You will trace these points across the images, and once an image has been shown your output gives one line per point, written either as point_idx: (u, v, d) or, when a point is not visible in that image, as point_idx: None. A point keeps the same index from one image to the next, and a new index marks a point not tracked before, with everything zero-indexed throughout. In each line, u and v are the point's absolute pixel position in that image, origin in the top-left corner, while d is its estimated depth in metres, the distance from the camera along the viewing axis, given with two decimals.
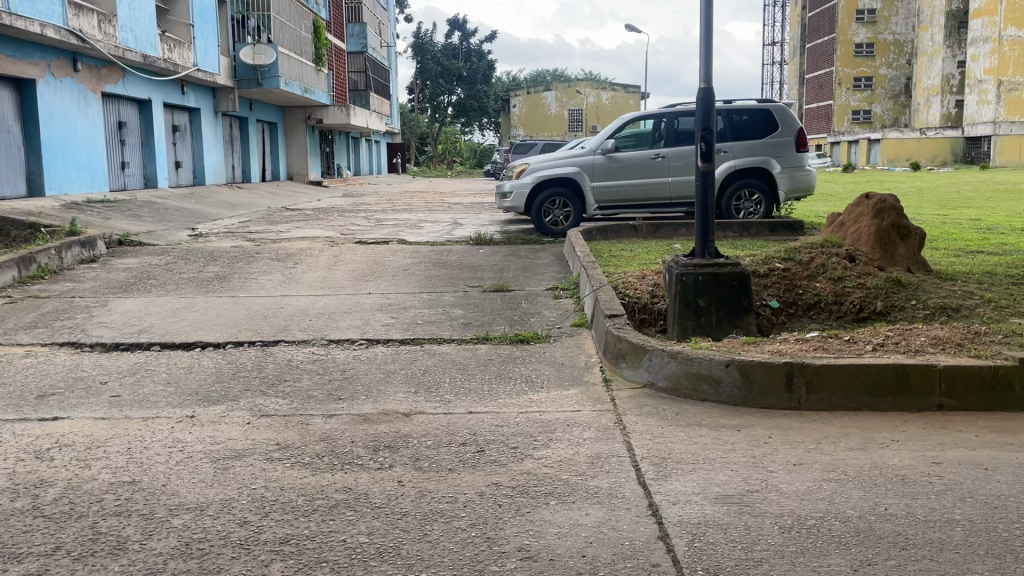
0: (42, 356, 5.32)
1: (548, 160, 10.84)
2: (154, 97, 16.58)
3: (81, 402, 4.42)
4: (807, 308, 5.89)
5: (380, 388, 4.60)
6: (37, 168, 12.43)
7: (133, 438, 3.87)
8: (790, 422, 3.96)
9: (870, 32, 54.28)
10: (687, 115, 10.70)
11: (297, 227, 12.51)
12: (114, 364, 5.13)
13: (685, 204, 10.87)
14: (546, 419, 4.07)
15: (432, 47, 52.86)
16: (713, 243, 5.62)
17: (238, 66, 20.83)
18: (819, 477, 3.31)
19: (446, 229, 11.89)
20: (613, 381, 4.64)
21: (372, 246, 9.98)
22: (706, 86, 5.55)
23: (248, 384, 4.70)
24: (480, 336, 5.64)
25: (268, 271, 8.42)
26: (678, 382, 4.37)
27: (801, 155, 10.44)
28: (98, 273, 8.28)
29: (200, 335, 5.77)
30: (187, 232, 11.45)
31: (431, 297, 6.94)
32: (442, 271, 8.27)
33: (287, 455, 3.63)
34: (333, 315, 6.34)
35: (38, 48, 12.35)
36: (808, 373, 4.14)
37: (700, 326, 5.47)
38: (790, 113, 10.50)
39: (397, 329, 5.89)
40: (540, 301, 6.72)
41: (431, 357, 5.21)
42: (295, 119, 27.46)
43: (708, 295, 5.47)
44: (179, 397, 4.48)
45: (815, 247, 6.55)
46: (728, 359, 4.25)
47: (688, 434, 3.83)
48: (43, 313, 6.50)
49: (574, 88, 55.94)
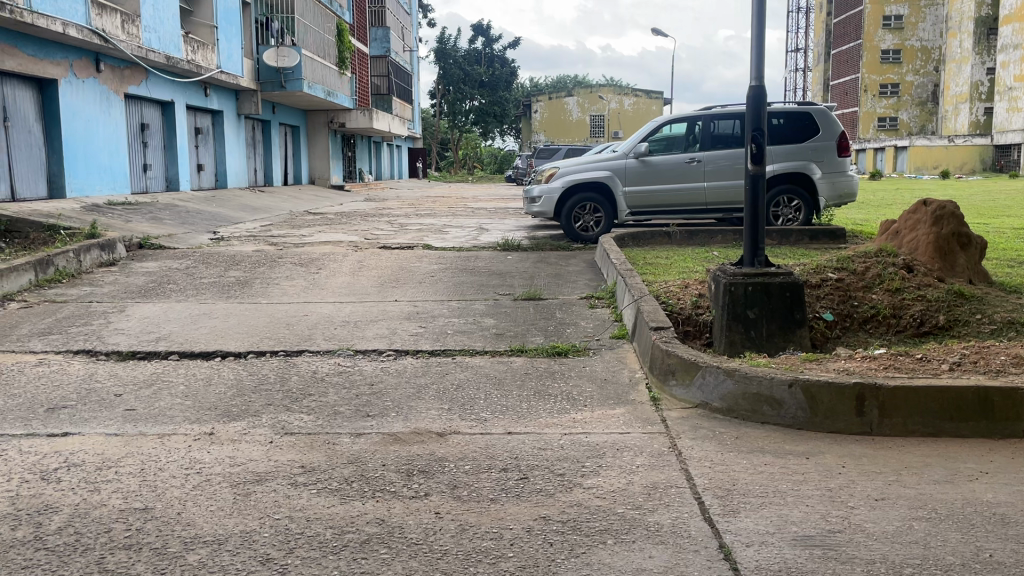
0: (55, 365, 5.05)
1: (578, 163, 10.54)
2: (177, 98, 16.42)
3: (93, 416, 4.13)
4: (863, 321, 5.55)
5: (411, 404, 4.28)
6: (58, 169, 12.25)
7: (147, 457, 3.58)
8: (863, 451, 3.61)
9: (896, 39, 53.56)
10: (724, 117, 10.31)
11: (320, 231, 12.28)
12: (130, 374, 4.86)
13: (720, 210, 10.51)
14: (592, 442, 3.73)
15: (454, 52, 52.79)
16: (763, 251, 5.27)
17: (261, 69, 20.67)
18: (907, 516, 2.97)
19: (471, 235, 11.60)
20: (661, 400, 4.29)
21: (396, 252, 9.70)
22: (757, 84, 5.20)
23: (271, 398, 4.40)
24: (515, 348, 5.32)
25: (290, 276, 8.15)
26: (735, 403, 4.04)
27: (843, 161, 10.06)
28: (116, 277, 8.03)
29: (220, 344, 5.50)
30: (209, 235, 11.22)
31: (460, 305, 6.63)
32: (470, 278, 7.97)
33: (313, 479, 3.32)
34: (358, 324, 6.04)
35: (60, 48, 12.18)
36: (880, 396, 3.80)
37: (750, 340, 5.11)
38: (831, 116, 10.10)
39: (426, 339, 5.58)
40: (574, 310, 6.38)
41: (463, 370, 4.88)
42: (317, 123, 27.33)
43: (758, 307, 5.12)
44: (197, 412, 4.18)
45: (870, 254, 6.17)
46: (792, 380, 3.92)
47: (751, 463, 3.48)
48: (59, 318, 6.25)
49: (596, 93, 55.21)
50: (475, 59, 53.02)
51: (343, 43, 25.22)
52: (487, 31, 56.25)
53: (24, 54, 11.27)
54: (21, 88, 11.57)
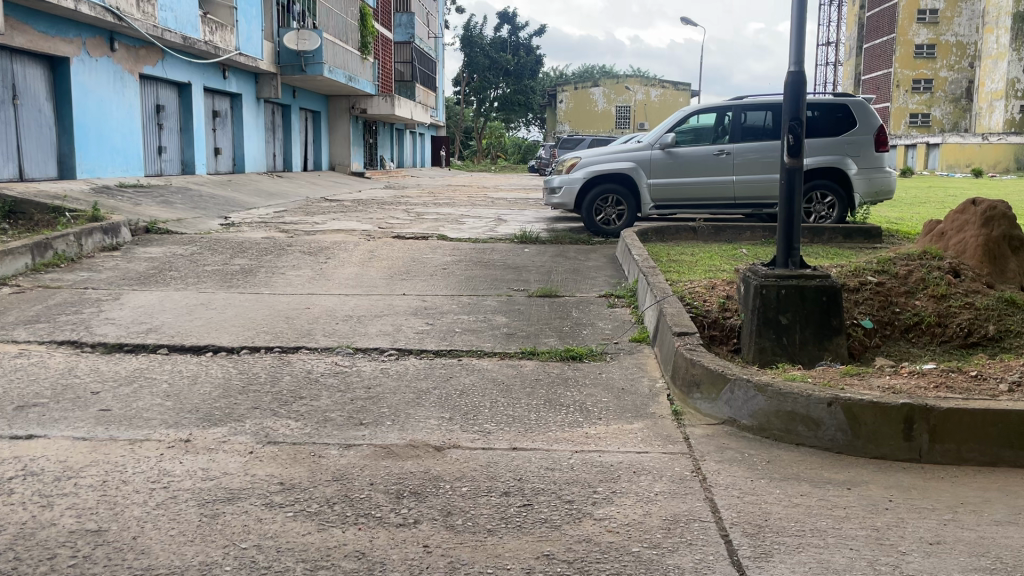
0: (35, 356, 4.74)
1: (601, 154, 10.11)
2: (194, 79, 16.14)
3: (64, 416, 3.81)
4: (905, 329, 5.10)
5: (409, 412, 3.91)
6: (69, 150, 12.01)
7: (113, 467, 3.25)
8: (913, 482, 3.20)
9: (931, 33, 52.22)
10: (755, 109, 9.84)
11: (333, 219, 11.94)
12: (112, 370, 4.52)
13: (750, 205, 10.01)
14: (607, 462, 3.34)
15: (480, 40, 52.26)
16: (799, 252, 4.85)
17: (282, 52, 20.29)
18: (968, 567, 2.55)
19: (489, 225, 11.22)
20: (684, 414, 3.89)
21: (410, 242, 9.36)
22: (796, 69, 4.75)
23: (258, 401, 4.04)
24: (525, 350, 4.93)
25: (297, 265, 7.81)
26: (767, 421, 3.63)
27: (880, 156, 9.55)
28: (117, 262, 7.73)
29: (214, 338, 5.16)
30: (219, 221, 10.92)
31: (470, 302, 6.25)
32: (483, 271, 7.58)
33: (291, 500, 2.96)
34: (361, 319, 5.68)
35: (73, 26, 11.91)
36: (931, 419, 3.37)
37: (781, 347, 4.70)
38: (869, 108, 9.58)
39: (432, 338, 5.21)
40: (592, 309, 5.99)
41: (469, 374, 4.50)
42: (339, 108, 27.03)
43: (792, 312, 4.70)
44: (176, 415, 3.84)
45: (912, 257, 5.71)
46: (832, 398, 3.49)
47: (784, 493, 3.08)
48: (48, 305, 5.94)
49: (622, 83, 54.68)
50: (500, 47, 52.47)
51: (365, 27, 24.87)
52: (514, 19, 55.65)
53: (34, 30, 11.00)
54: (32, 66, 11.31)
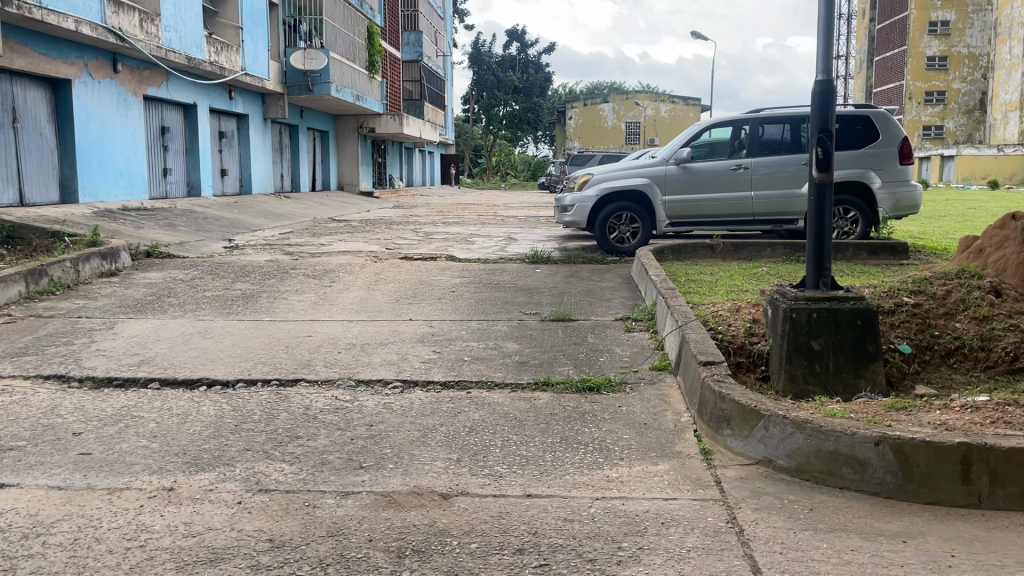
0: (18, 393, 4.45)
1: (614, 170, 9.82)
2: (200, 100, 15.99)
3: (40, 462, 3.51)
4: (945, 354, 4.77)
5: (413, 454, 3.60)
6: (71, 173, 11.83)
7: (86, 522, 2.95)
8: (975, 533, 2.86)
9: (943, 45, 51.87)
10: (773, 122, 9.56)
11: (340, 239, 11.69)
12: (98, 408, 4.22)
13: (769, 221, 9.69)
14: (632, 511, 3.01)
15: (488, 58, 52.28)
16: (830, 272, 4.52)
17: (289, 72, 20.24)
18: None
19: (499, 245, 10.93)
20: (713, 453, 3.56)
21: (418, 263, 9.08)
22: (824, 77, 4.44)
23: (250, 443, 3.74)
24: (539, 380, 4.60)
25: (301, 289, 7.54)
26: (807, 462, 3.29)
27: (904, 169, 9.21)
28: (114, 288, 7.48)
29: (208, 370, 4.87)
30: (224, 243, 10.68)
31: (480, 327, 5.94)
32: (494, 294, 7.28)
33: (280, 560, 2.65)
34: (365, 347, 5.39)
35: (75, 47, 11.75)
36: (991, 461, 3.03)
37: (814, 375, 4.37)
38: (892, 119, 9.24)
39: (439, 368, 4.90)
40: (608, 334, 5.67)
41: (478, 409, 4.18)
42: (347, 128, 26.93)
43: (825, 337, 4.37)
44: (161, 460, 3.53)
45: (950, 276, 5.37)
46: (879, 437, 3.16)
47: (832, 548, 2.74)
48: (39, 336, 5.67)
49: (632, 99, 54.50)
50: (509, 65, 52.49)
51: (374, 47, 24.79)
52: (522, 37, 55.69)
53: (35, 53, 10.82)
54: (32, 89, 11.13)
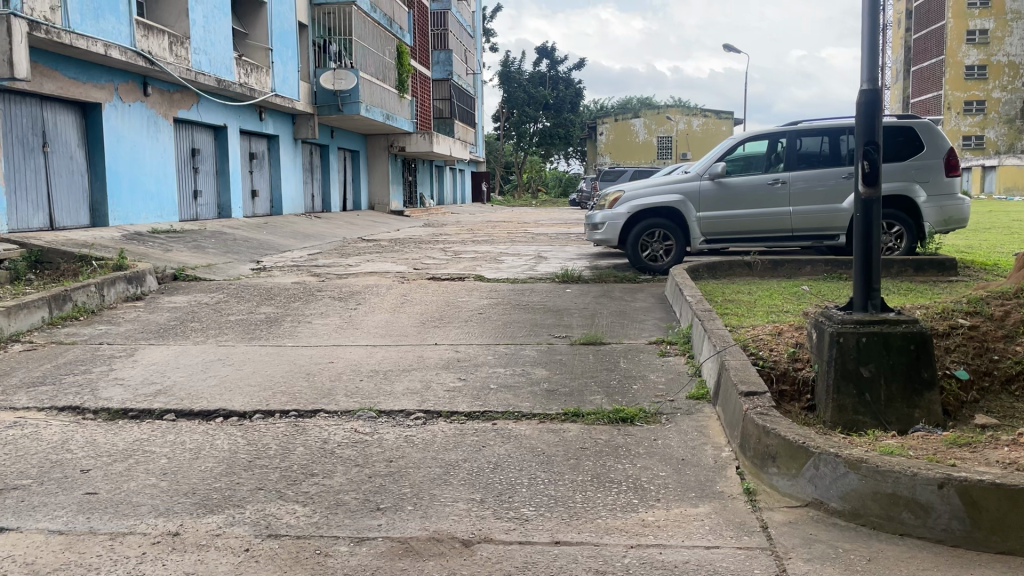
0: (31, 426, 4.30)
1: (645, 186, 9.56)
2: (230, 121, 16.06)
3: (44, 503, 3.33)
4: (1006, 381, 4.44)
5: (433, 494, 3.37)
6: (101, 196, 11.88)
7: (83, 572, 2.76)
8: None
9: (982, 54, 50.89)
10: (812, 134, 9.26)
11: (368, 260, 11.56)
12: (109, 443, 4.05)
13: (810, 237, 9.33)
14: (671, 562, 2.75)
15: (519, 75, 52.38)
16: (879, 293, 4.23)
17: (319, 92, 20.34)
18: None
19: (529, 264, 10.72)
20: (758, 494, 3.28)
21: (446, 284, 8.90)
22: (869, 87, 4.18)
23: (263, 481, 3.54)
24: (569, 411, 4.34)
25: (325, 312, 7.37)
26: (863, 506, 3.01)
27: (950, 181, 8.83)
28: (139, 313, 7.38)
29: (226, 400, 4.70)
30: (251, 265, 10.60)
31: (507, 352, 5.71)
32: (523, 316, 7.06)
33: None
34: (388, 375, 5.18)
35: (105, 71, 11.82)
36: None
37: (865, 405, 4.07)
38: (937, 130, 8.89)
39: (463, 397, 4.67)
40: (642, 359, 5.40)
41: (505, 443, 3.94)
42: (378, 147, 26.99)
43: (875, 363, 4.07)
44: (169, 500, 3.34)
45: (1008, 296, 5.04)
46: (942, 479, 2.87)
47: None
48: (58, 364, 5.55)
49: (664, 114, 54.15)
50: (540, 81, 52.52)
51: (404, 66, 24.87)
52: (552, 53, 55.66)
53: (65, 77, 10.89)
54: (63, 113, 11.19)
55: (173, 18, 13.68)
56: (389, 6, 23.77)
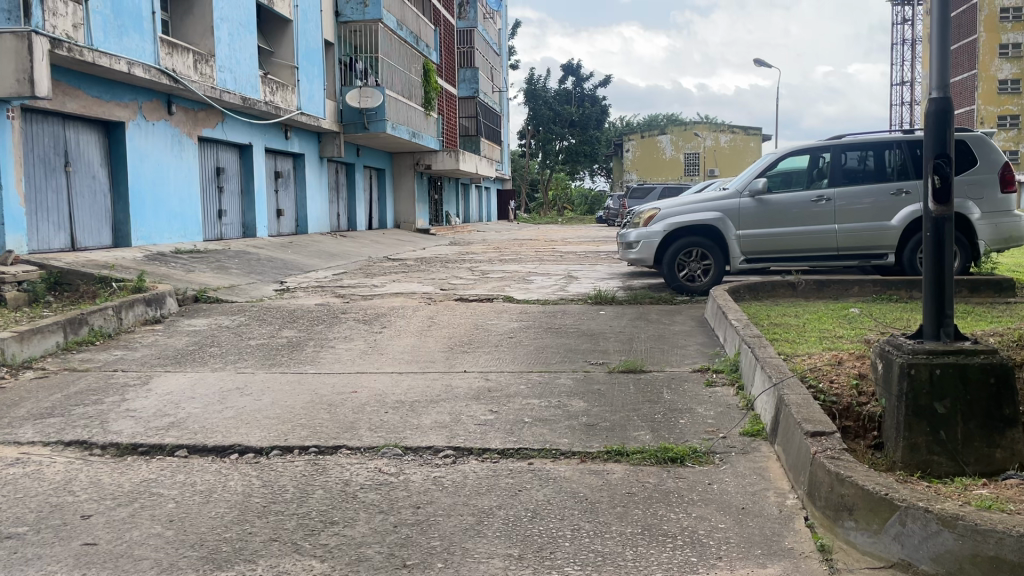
0: (33, 464, 4.01)
1: (682, 204, 9.20)
2: (255, 140, 15.93)
3: (36, 555, 3.02)
4: None
5: (466, 548, 3.02)
6: (124, 216, 11.74)
7: None
8: None
9: (1016, 68, 49.88)
10: (856, 149, 8.86)
11: (394, 280, 11.27)
12: (115, 484, 3.75)
13: (856, 256, 8.90)
14: None
15: (544, 92, 52.28)
16: (951, 321, 3.79)
17: (345, 110, 20.24)
18: None
19: (559, 284, 10.36)
20: (834, 554, 2.90)
21: (474, 305, 8.57)
22: (940, 95, 3.76)
23: (278, 531, 3.20)
24: (611, 449, 3.98)
25: (349, 337, 7.06)
26: (960, 570, 2.60)
27: (1006, 198, 8.38)
28: (156, 337, 7.12)
29: (242, 434, 4.38)
30: (274, 286, 10.35)
31: (541, 380, 5.36)
32: (556, 340, 6.70)
33: None
34: (415, 406, 4.84)
35: (128, 89, 11.71)
36: None
37: (941, 446, 3.62)
38: (989, 142, 8.49)
39: (496, 433, 4.31)
40: (688, 389, 5.02)
41: (543, 487, 3.58)
42: (404, 165, 26.84)
43: (951, 398, 3.61)
44: (174, 554, 3.02)
45: None
46: None
47: None
48: (68, 394, 5.27)
49: (690, 130, 53.72)
50: (565, 99, 52.39)
51: (430, 84, 24.77)
52: (578, 71, 55.56)
53: (89, 95, 10.77)
54: (85, 132, 11.06)
55: (198, 35, 13.59)
56: (415, 24, 23.73)
